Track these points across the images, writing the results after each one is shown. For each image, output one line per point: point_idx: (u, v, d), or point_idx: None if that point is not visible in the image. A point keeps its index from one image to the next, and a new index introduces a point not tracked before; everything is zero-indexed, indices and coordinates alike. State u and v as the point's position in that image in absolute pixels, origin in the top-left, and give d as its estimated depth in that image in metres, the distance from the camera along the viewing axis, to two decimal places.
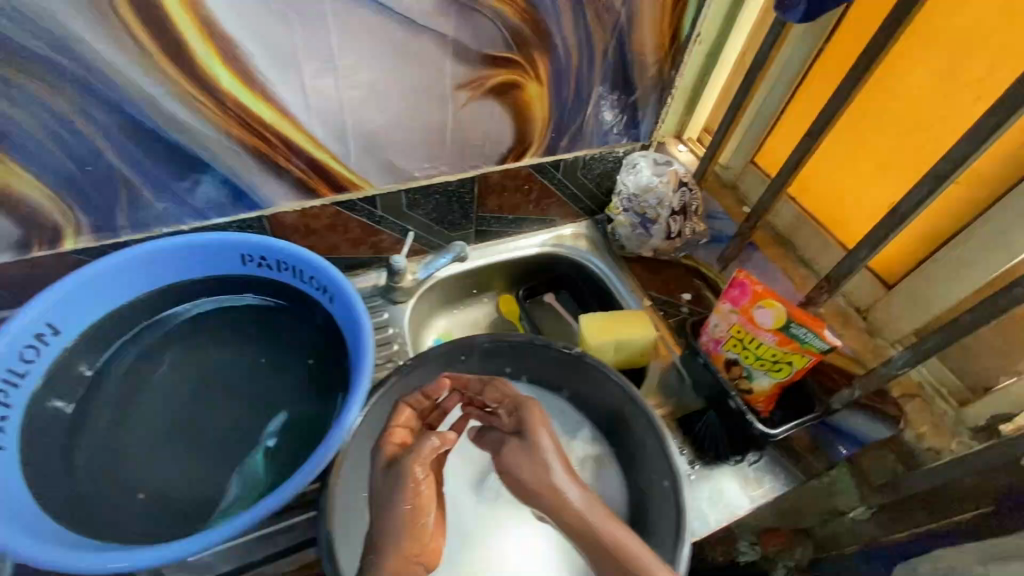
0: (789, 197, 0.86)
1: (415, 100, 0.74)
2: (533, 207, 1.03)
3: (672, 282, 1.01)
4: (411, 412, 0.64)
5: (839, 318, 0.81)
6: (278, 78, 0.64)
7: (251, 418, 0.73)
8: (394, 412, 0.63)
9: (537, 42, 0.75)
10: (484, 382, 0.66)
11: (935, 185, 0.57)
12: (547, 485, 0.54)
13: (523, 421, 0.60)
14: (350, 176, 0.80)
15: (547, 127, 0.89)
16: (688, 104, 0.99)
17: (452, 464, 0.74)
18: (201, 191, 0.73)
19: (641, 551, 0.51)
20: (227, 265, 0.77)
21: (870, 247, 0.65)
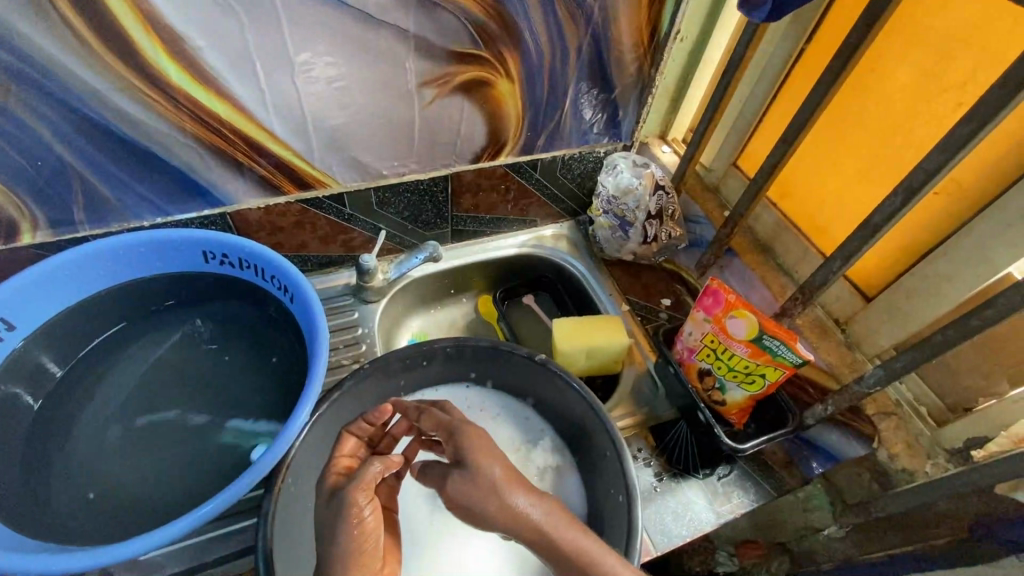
0: (771, 202, 0.83)
1: (380, 97, 0.73)
2: (511, 207, 1.00)
3: (652, 287, 0.99)
4: (356, 441, 0.62)
5: (817, 330, 0.77)
6: (231, 72, 0.63)
7: (204, 419, 0.72)
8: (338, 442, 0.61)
9: (504, 38, 0.73)
10: (422, 409, 0.63)
11: (909, 195, 0.54)
12: (499, 506, 0.51)
13: (463, 451, 0.55)
14: (316, 174, 0.79)
15: (522, 125, 0.86)
16: (672, 104, 0.96)
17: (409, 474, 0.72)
18: (160, 187, 0.71)
19: (601, 554, 0.51)
20: (188, 261, 0.75)
21: (843, 258, 0.62)
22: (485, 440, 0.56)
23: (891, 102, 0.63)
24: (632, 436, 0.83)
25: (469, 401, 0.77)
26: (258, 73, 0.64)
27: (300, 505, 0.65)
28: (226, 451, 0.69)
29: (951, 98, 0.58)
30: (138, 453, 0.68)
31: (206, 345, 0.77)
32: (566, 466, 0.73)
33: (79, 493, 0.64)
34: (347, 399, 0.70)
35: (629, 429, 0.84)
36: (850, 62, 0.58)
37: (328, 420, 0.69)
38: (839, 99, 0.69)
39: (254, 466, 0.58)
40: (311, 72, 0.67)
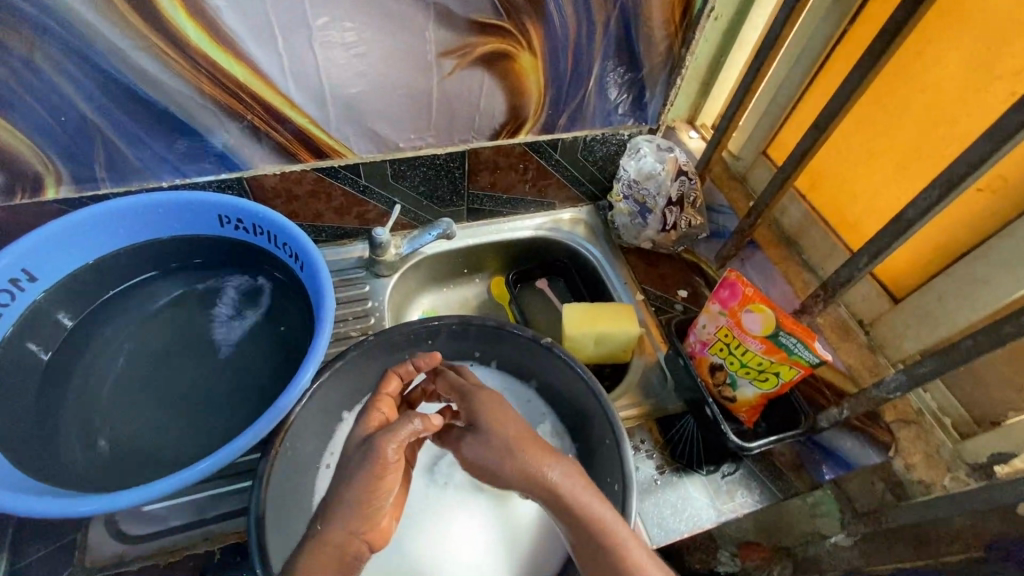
0: (799, 194, 0.79)
1: (396, 65, 0.71)
2: (529, 187, 0.98)
3: (669, 277, 0.96)
4: (398, 380, 0.63)
5: (839, 330, 0.74)
6: (249, 33, 0.62)
7: (211, 379, 0.73)
8: (383, 380, 0.61)
9: (529, 9, 0.70)
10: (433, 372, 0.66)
11: (947, 189, 0.50)
12: (518, 469, 0.52)
13: (477, 416, 0.58)
14: (332, 143, 0.78)
15: (543, 103, 0.84)
16: (702, 87, 0.91)
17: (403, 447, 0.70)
18: (177, 148, 0.72)
19: (608, 516, 0.52)
20: (205, 224, 0.77)
21: (870, 255, 0.59)
22: (499, 405, 0.59)
23: (938, 89, 0.59)
24: (636, 428, 0.80)
25: None
26: (276, 34, 0.64)
27: (298, 470, 0.66)
28: (231, 413, 0.70)
29: (1005, 87, 0.53)
30: (146, 409, 0.70)
31: (218, 309, 0.78)
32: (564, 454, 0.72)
33: (91, 442, 0.67)
34: (350, 369, 0.70)
35: (635, 419, 0.81)
36: (895, 42, 0.54)
37: (330, 389, 0.69)
38: (880, 85, 0.64)
39: (250, 430, 0.59)
40: (330, 37, 0.66)
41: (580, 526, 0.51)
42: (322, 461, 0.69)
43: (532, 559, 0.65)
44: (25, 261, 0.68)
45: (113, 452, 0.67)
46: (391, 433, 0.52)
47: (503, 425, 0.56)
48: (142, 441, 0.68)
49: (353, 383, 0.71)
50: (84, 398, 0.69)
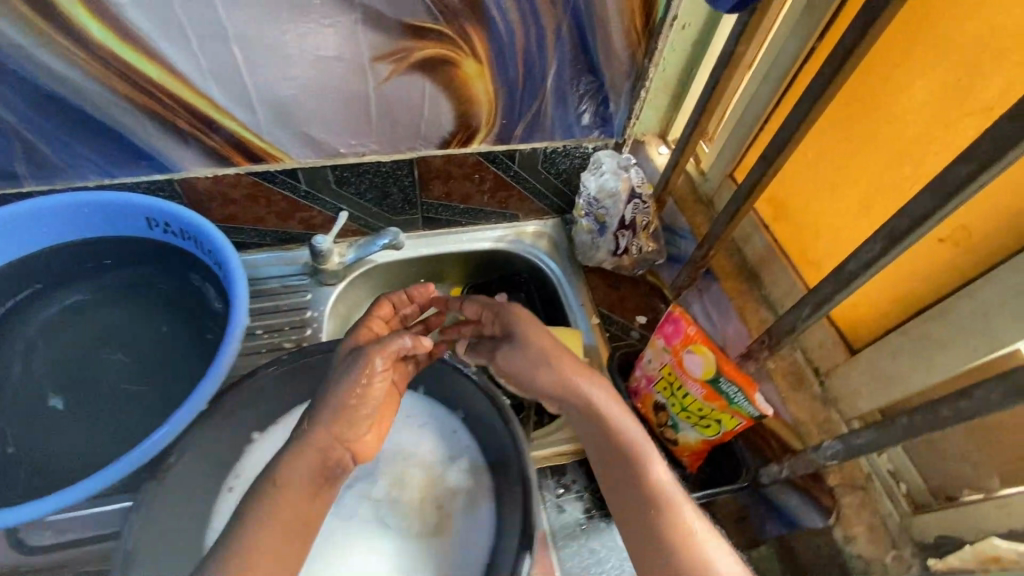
0: (763, 224, 0.72)
1: (324, 68, 0.67)
2: (488, 198, 0.93)
3: (630, 301, 0.90)
4: (391, 307, 0.65)
5: (792, 379, 0.67)
6: (157, 32, 0.59)
7: (123, 388, 0.71)
8: (376, 304, 0.65)
9: (468, 15, 0.65)
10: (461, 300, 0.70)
11: (888, 243, 0.43)
12: (555, 379, 0.62)
13: (510, 326, 0.65)
14: (265, 146, 0.74)
15: (495, 112, 0.79)
16: (674, 100, 0.85)
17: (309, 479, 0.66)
18: (100, 147, 0.69)
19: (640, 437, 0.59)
20: (133, 226, 0.75)
21: (812, 306, 0.53)
22: (530, 315, 0.66)
23: (905, 122, 0.52)
24: (569, 466, 0.76)
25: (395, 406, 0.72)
26: (187, 34, 0.60)
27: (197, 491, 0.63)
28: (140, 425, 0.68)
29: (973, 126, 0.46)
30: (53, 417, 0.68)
31: (143, 314, 0.75)
32: (481, 490, 0.66)
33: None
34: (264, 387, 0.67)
35: (570, 455, 0.75)
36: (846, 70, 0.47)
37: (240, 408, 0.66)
38: (845, 109, 0.57)
39: (143, 445, 0.59)
40: (247, 38, 0.62)
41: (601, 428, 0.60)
42: (225, 483, 0.66)
43: None
44: None
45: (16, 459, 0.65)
46: (380, 346, 0.57)
47: (535, 333, 0.63)
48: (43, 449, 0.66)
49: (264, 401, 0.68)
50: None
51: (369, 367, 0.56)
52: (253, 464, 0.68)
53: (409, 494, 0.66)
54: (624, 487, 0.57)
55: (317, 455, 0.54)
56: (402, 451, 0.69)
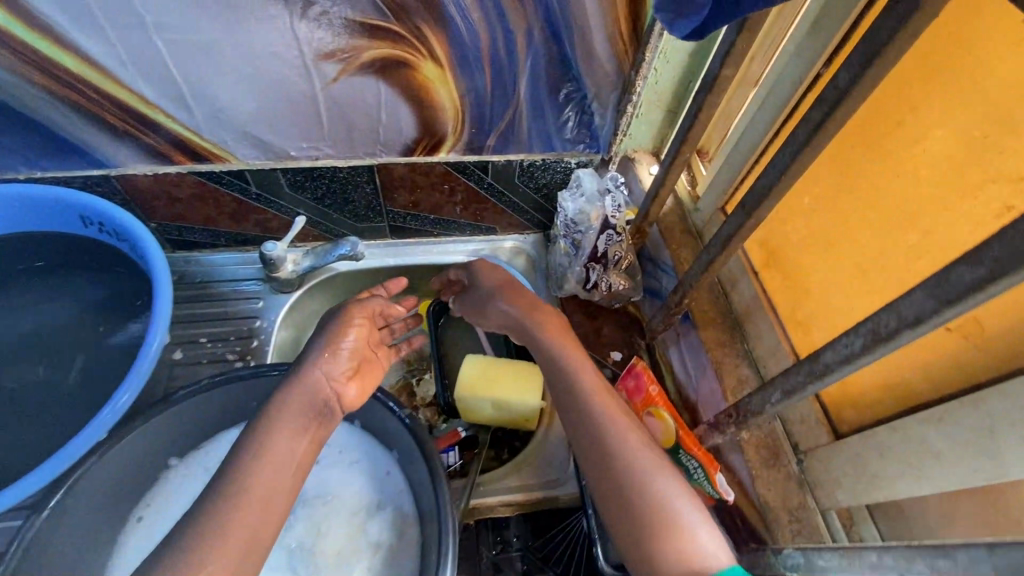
0: (753, 270, 0.62)
1: (261, 65, 0.60)
2: (460, 210, 0.86)
3: (605, 334, 0.80)
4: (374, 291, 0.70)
5: (766, 455, 0.57)
6: (69, 21, 0.53)
7: (37, 398, 0.66)
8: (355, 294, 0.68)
9: (423, 12, 0.57)
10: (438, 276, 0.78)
11: (871, 341, 0.34)
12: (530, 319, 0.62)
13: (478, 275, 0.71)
14: (207, 146, 0.68)
15: (462, 121, 0.71)
16: (670, 116, 0.75)
17: None
18: (27, 139, 0.64)
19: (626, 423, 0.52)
20: (68, 223, 0.71)
21: (782, 393, 0.44)
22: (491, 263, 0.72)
23: (913, 178, 0.43)
24: (513, 519, 0.72)
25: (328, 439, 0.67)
26: (101, 22, 0.53)
27: (97, 523, 0.58)
28: (49, 442, 0.63)
29: (999, 194, 0.38)
30: None
31: (72, 317, 0.70)
32: (405, 548, 0.60)
33: None
34: (182, 411, 0.62)
35: (516, 507, 0.70)
36: None
37: (154, 433, 0.61)
38: (851, 152, 0.49)
39: (48, 465, 0.56)
40: (171, 30, 0.55)
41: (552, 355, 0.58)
42: (133, 513, 0.62)
43: None
44: None
45: None
46: (360, 302, 0.63)
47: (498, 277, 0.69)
48: None
49: (181, 425, 0.63)
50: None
51: (348, 318, 0.61)
52: (164, 493, 0.64)
53: (325, 544, 0.61)
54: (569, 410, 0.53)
55: (306, 394, 0.54)
56: (325, 495, 0.63)
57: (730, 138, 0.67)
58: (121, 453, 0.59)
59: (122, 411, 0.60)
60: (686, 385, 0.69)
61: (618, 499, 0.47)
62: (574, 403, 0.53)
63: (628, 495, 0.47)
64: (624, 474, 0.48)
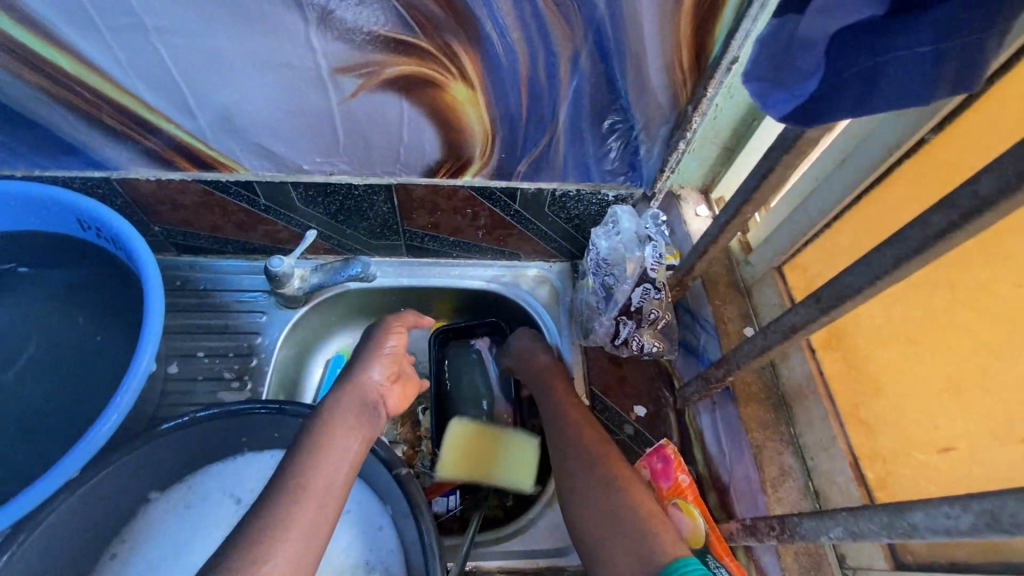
0: (809, 347, 0.55)
1: (272, 76, 0.53)
2: (482, 234, 0.79)
3: (630, 387, 0.73)
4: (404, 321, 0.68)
5: (806, 565, 0.50)
6: (61, 21, 0.47)
7: (19, 414, 0.62)
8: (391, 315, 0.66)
9: (455, 29, 0.49)
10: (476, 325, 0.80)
11: (984, 525, 0.27)
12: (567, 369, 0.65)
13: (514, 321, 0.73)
14: (213, 154, 0.63)
15: (492, 145, 0.63)
16: (725, 153, 0.67)
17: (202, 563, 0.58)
18: (24, 137, 0.60)
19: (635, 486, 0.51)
20: (66, 224, 0.66)
21: (844, 532, 0.36)
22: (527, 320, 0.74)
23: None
24: None
25: None
26: (96, 21, 0.47)
27: (67, 562, 0.54)
28: (25, 464, 0.59)
29: None
30: None
31: (65, 324, 0.66)
32: None
33: None
34: (166, 444, 0.58)
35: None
36: None
37: (135, 466, 0.57)
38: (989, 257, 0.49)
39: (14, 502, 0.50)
40: (174, 34, 0.49)
41: (551, 401, 0.62)
42: (108, 548, 0.58)
43: None
44: None
45: None
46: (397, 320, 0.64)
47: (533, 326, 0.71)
48: None
49: (164, 457, 0.59)
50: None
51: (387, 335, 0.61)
52: (141, 528, 0.60)
53: None
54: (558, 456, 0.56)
55: (356, 393, 0.54)
56: None
57: (793, 189, 0.58)
58: (90, 498, 0.54)
59: (96, 447, 0.53)
60: (719, 462, 0.62)
61: (599, 546, 0.47)
62: (579, 451, 0.54)
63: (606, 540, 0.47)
64: (606, 521, 0.48)
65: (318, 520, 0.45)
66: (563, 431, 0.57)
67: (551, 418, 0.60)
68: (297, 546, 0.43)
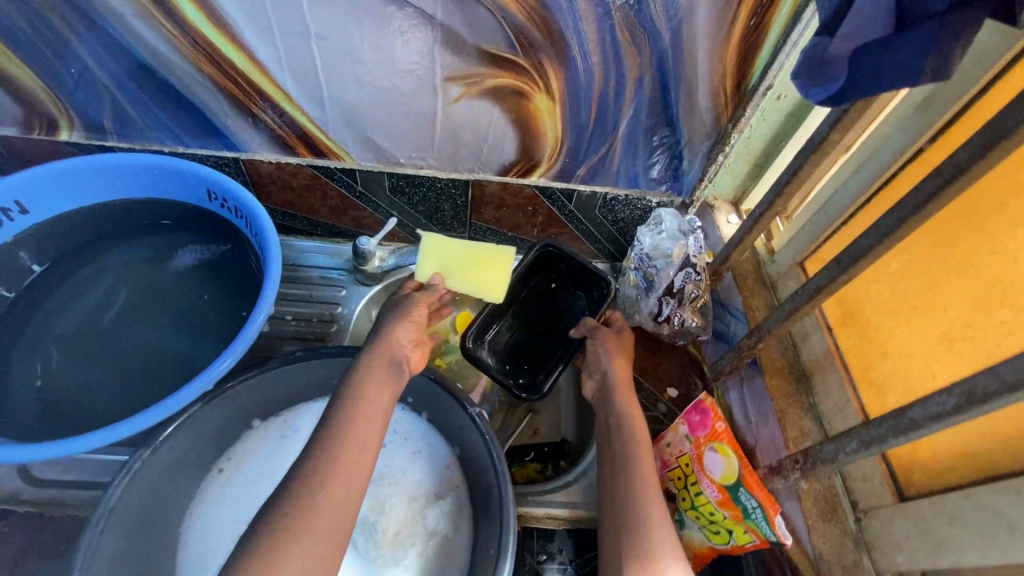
0: (826, 325, 0.66)
1: (395, 80, 0.66)
2: (537, 231, 0.91)
3: (663, 370, 0.83)
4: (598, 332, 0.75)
5: (824, 508, 0.58)
6: (246, 23, 0.60)
7: (149, 350, 0.72)
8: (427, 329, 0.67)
9: (549, 50, 0.62)
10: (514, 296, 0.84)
11: (964, 402, 0.37)
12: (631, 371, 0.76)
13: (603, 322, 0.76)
14: (330, 144, 0.76)
15: (559, 149, 0.76)
16: (754, 170, 0.79)
17: (276, 431, 0.70)
18: (180, 120, 0.73)
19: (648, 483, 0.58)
20: (195, 196, 0.77)
21: (859, 443, 0.46)
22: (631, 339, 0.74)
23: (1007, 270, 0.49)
24: (559, 532, 0.73)
25: (396, 425, 0.70)
26: (272, 27, 0.60)
27: (186, 470, 0.64)
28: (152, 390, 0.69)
29: None
30: (76, 363, 0.70)
31: (189, 280, 0.77)
32: (458, 544, 0.63)
33: (28, 377, 0.68)
34: (276, 379, 0.68)
35: (563, 522, 0.73)
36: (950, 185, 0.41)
37: (245, 396, 0.66)
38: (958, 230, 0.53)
39: (144, 415, 0.57)
40: (329, 40, 0.62)
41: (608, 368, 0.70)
42: (216, 464, 0.67)
43: (435, 546, 0.63)
44: (16, 192, 0.70)
45: (39, 393, 0.68)
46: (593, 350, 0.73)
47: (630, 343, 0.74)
48: (66, 387, 0.68)
49: (268, 391, 0.68)
50: (22, 338, 0.70)
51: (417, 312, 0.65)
52: (245, 451, 0.69)
53: (387, 523, 0.62)
54: (614, 505, 0.57)
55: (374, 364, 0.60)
56: (389, 477, 0.66)
57: (814, 197, 0.70)
58: (210, 414, 0.64)
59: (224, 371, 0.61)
60: (746, 429, 0.71)
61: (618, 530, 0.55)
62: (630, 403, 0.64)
63: (659, 551, 0.52)
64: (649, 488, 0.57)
65: (369, 455, 0.53)
66: (618, 430, 0.63)
67: (613, 444, 0.63)
68: (354, 482, 0.52)
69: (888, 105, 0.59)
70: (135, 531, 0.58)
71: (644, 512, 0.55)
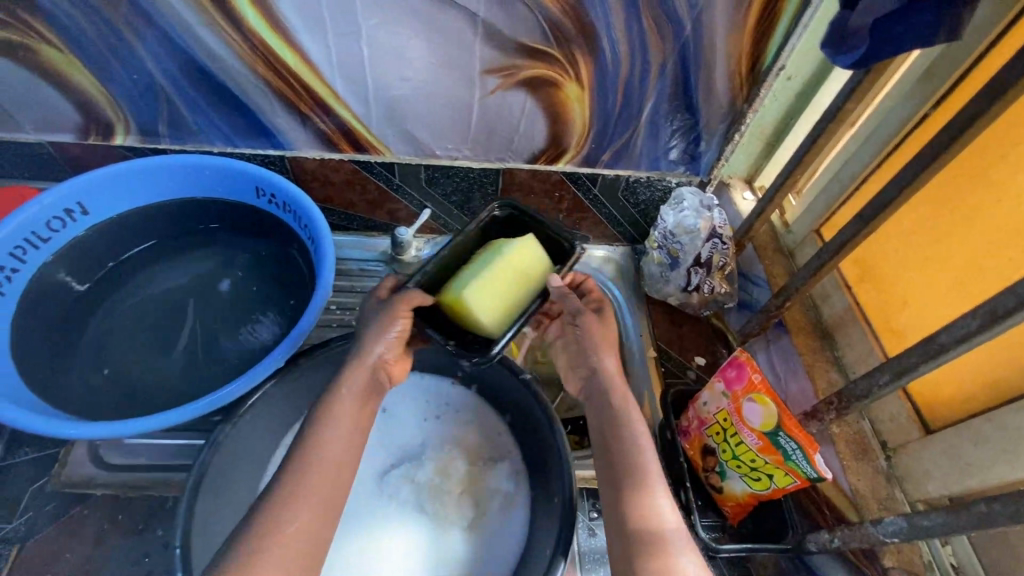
0: (845, 284, 0.71)
1: (437, 74, 0.71)
2: (563, 217, 0.96)
3: (689, 339, 0.89)
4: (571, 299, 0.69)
5: (856, 448, 0.64)
6: (302, 26, 0.65)
7: (208, 336, 0.76)
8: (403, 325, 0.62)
9: (580, 40, 0.68)
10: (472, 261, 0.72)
11: (988, 321, 0.42)
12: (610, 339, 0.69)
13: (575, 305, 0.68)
14: (371, 139, 0.80)
15: (586, 135, 0.81)
16: (766, 148, 0.85)
17: None
18: (230, 120, 0.77)
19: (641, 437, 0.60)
20: (245, 194, 0.80)
21: (891, 375, 0.51)
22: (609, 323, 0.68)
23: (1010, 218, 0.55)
24: None
25: (449, 398, 0.74)
26: (326, 28, 0.65)
27: (259, 446, 0.68)
28: (216, 372, 0.73)
29: None
30: (142, 352, 0.74)
31: (241, 273, 0.81)
32: (517, 501, 0.67)
33: (97, 367, 0.72)
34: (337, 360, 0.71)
35: None
36: (961, 136, 0.47)
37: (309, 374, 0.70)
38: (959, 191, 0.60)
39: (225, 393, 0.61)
40: (378, 39, 0.67)
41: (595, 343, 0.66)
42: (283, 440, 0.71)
43: (500, 508, 0.67)
44: (78, 195, 0.74)
45: (109, 380, 0.71)
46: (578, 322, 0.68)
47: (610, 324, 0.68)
48: (135, 374, 0.72)
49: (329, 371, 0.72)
50: (89, 332, 0.74)
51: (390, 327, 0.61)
52: None
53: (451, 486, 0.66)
54: (611, 460, 0.59)
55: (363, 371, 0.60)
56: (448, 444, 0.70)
57: (825, 169, 0.76)
58: (278, 391, 0.68)
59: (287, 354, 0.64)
60: (775, 386, 0.76)
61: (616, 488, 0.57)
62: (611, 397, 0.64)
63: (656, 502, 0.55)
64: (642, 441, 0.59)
65: None
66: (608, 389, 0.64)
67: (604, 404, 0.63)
68: None
69: (892, 79, 0.65)
70: (220, 499, 0.62)
71: (641, 465, 0.58)
